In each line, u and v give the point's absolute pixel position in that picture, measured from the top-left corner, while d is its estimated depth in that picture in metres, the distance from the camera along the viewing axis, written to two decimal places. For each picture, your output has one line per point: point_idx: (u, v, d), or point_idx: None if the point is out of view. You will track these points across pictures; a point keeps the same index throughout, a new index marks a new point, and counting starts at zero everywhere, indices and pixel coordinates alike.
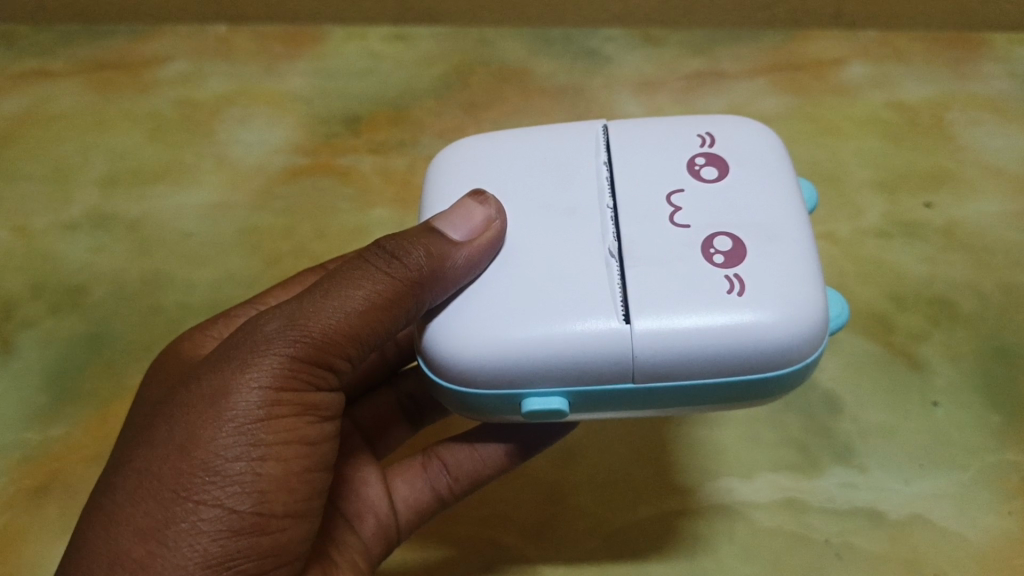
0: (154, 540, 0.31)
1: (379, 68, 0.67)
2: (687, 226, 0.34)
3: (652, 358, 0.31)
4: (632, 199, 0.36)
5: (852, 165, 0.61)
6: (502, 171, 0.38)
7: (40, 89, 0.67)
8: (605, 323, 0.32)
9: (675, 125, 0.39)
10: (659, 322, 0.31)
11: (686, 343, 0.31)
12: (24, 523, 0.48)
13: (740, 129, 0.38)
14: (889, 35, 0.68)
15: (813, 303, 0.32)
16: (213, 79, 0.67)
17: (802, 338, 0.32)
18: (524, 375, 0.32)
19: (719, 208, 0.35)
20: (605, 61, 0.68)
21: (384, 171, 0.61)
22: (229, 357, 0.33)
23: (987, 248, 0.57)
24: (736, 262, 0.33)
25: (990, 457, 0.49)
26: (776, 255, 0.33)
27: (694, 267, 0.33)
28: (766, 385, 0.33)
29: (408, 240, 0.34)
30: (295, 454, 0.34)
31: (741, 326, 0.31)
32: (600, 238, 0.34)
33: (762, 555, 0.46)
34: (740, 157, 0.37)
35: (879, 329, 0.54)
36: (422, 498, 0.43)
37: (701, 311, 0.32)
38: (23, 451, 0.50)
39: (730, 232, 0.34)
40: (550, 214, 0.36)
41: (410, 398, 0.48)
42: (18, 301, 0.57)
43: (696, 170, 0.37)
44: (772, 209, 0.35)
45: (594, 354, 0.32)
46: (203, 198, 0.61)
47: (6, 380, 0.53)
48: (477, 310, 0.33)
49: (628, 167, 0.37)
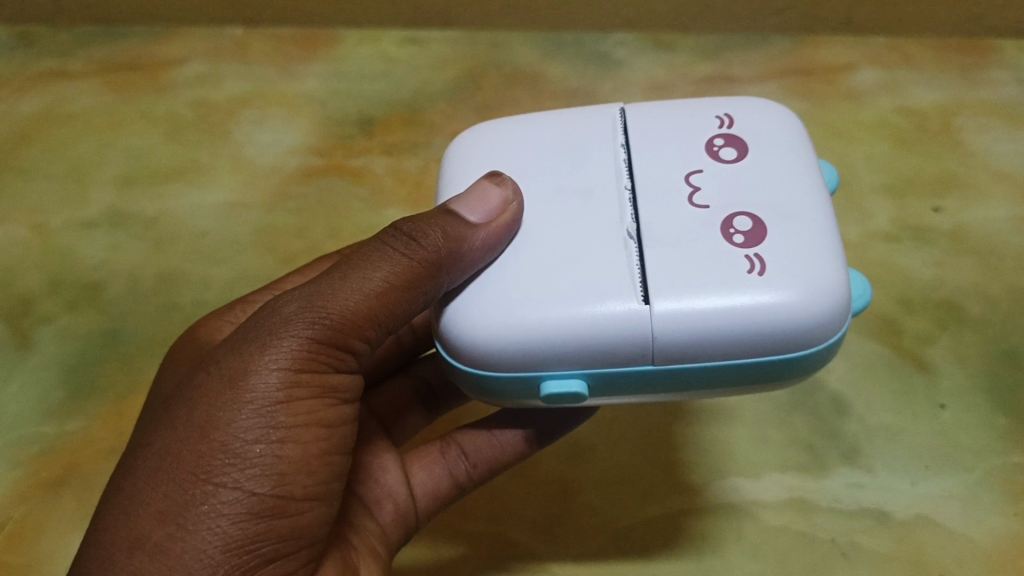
0: (174, 523, 0.31)
1: (393, 70, 0.68)
2: (706, 206, 0.35)
3: (671, 340, 0.32)
4: (651, 182, 0.36)
5: (861, 170, 0.62)
6: (520, 154, 0.39)
7: (59, 89, 0.68)
8: (626, 304, 0.32)
9: (693, 107, 0.39)
10: (679, 303, 0.32)
11: (705, 324, 0.32)
12: (42, 515, 0.48)
13: (759, 111, 0.39)
14: (898, 41, 0.68)
15: (833, 282, 0.33)
16: (229, 80, 0.68)
17: (821, 320, 0.32)
18: (545, 355, 0.32)
19: (738, 188, 0.36)
20: (617, 65, 0.68)
21: (396, 172, 0.62)
22: (248, 341, 0.34)
23: (994, 252, 0.57)
24: (756, 241, 0.33)
25: (995, 458, 0.49)
26: (796, 235, 0.34)
27: (715, 248, 0.33)
28: (786, 367, 0.33)
29: (425, 222, 0.35)
30: (314, 437, 0.34)
31: (763, 306, 0.32)
32: (619, 220, 0.35)
33: (769, 553, 0.46)
34: (758, 138, 0.37)
35: (887, 332, 0.54)
36: (441, 484, 0.43)
37: (720, 292, 0.32)
38: (40, 445, 0.51)
39: (749, 212, 0.35)
40: (569, 196, 0.36)
41: (427, 384, 0.48)
42: (36, 298, 0.57)
43: (714, 151, 0.37)
44: (792, 188, 0.35)
45: (615, 333, 0.32)
46: (219, 197, 0.62)
47: (24, 375, 0.54)
48: (498, 292, 0.34)
49: (646, 150, 0.38)
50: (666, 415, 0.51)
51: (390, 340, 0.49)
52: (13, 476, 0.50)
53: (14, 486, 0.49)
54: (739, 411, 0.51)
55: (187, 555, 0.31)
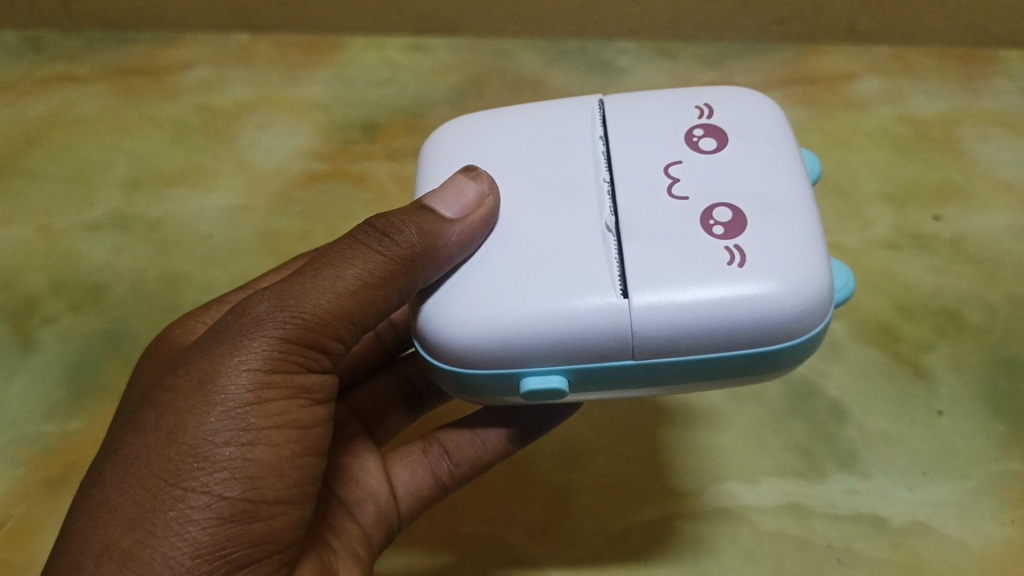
0: (143, 530, 0.32)
1: (397, 77, 0.69)
2: (685, 198, 0.35)
3: (650, 335, 0.32)
4: (630, 174, 0.37)
5: (862, 178, 0.62)
6: (498, 147, 0.39)
7: (66, 93, 0.69)
8: (604, 299, 0.32)
9: (673, 98, 0.40)
10: (658, 297, 0.32)
11: (686, 317, 0.32)
12: (41, 513, 0.49)
13: (739, 100, 0.39)
14: (901, 50, 0.69)
15: (815, 273, 0.33)
16: (235, 85, 0.69)
17: (800, 316, 0.32)
18: (526, 349, 0.33)
19: (716, 179, 0.36)
20: (619, 73, 0.69)
21: (398, 177, 0.62)
22: (220, 341, 0.34)
23: (995, 261, 0.57)
24: (736, 234, 0.34)
25: (993, 465, 0.49)
26: (774, 226, 0.34)
27: (696, 241, 0.34)
28: (769, 359, 0.33)
29: (400, 218, 0.35)
30: (286, 438, 0.34)
31: (743, 298, 0.32)
32: (597, 213, 0.35)
33: (764, 557, 0.46)
34: (738, 128, 0.38)
35: (886, 338, 0.54)
36: (423, 485, 0.44)
37: (698, 286, 0.32)
38: (41, 443, 0.51)
39: (729, 204, 0.35)
40: (548, 189, 0.37)
41: (409, 382, 0.49)
42: (40, 298, 0.58)
43: (694, 142, 0.38)
44: (771, 179, 0.36)
45: (593, 326, 0.32)
46: (222, 200, 0.62)
47: (27, 374, 0.54)
48: (477, 285, 0.34)
49: (625, 142, 0.38)
50: (655, 416, 0.52)
51: (369, 338, 0.49)
52: (13, 473, 0.50)
53: (14, 483, 0.50)
54: (729, 415, 0.52)
55: (155, 562, 0.31)
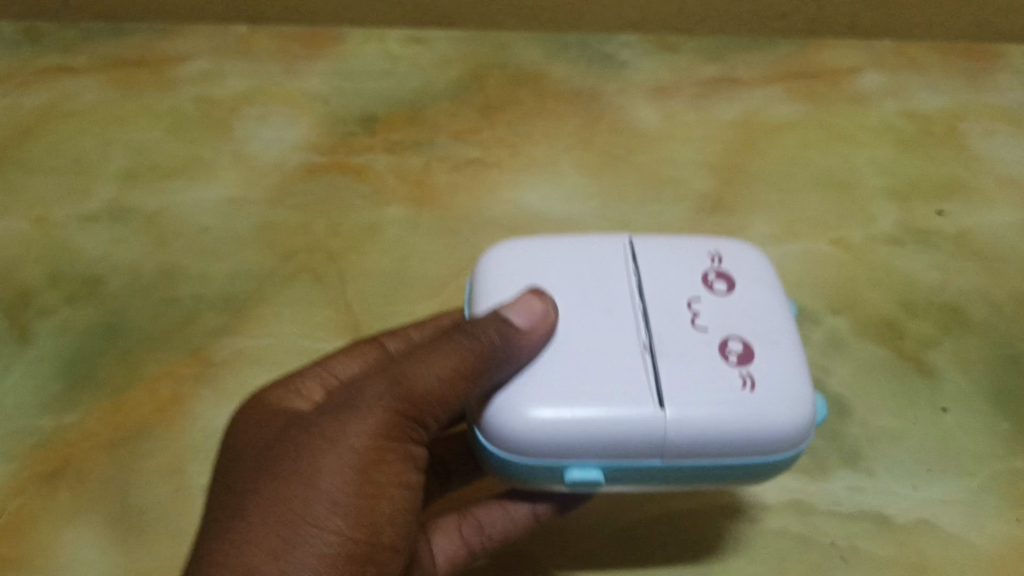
0: (281, 562, 0.35)
1: (396, 69, 0.68)
2: (704, 329, 0.40)
3: (682, 441, 0.36)
4: (659, 303, 0.40)
5: (865, 171, 0.62)
6: (540, 264, 0.42)
7: (64, 84, 0.68)
8: (648, 410, 0.36)
9: (686, 242, 0.44)
10: (688, 411, 0.36)
11: (710, 432, 0.36)
12: (37, 508, 0.48)
13: (740, 251, 0.44)
14: (904, 45, 0.69)
15: (805, 402, 0.38)
16: (234, 77, 0.68)
17: (792, 437, 0.37)
18: (576, 446, 0.36)
19: (732, 315, 0.40)
20: (622, 67, 0.68)
21: (399, 171, 0.62)
22: (342, 407, 0.38)
23: (998, 256, 0.57)
24: (747, 362, 0.38)
25: (999, 463, 0.49)
26: (777, 357, 0.39)
27: (716, 367, 0.38)
28: (761, 470, 0.38)
29: (483, 321, 0.38)
30: (399, 494, 0.39)
31: (756, 417, 0.37)
32: (635, 335, 0.39)
33: (767, 556, 0.46)
34: (743, 275, 0.42)
35: (890, 334, 0.54)
36: (458, 553, 0.44)
37: (722, 403, 0.37)
38: (37, 437, 0.50)
39: (740, 337, 0.39)
40: (590, 309, 0.40)
41: (440, 460, 0.47)
42: (36, 290, 0.57)
43: (709, 283, 0.42)
44: (772, 321, 0.40)
45: (634, 432, 0.36)
46: (222, 192, 0.62)
47: (22, 367, 0.53)
48: (535, 383, 0.37)
49: (652, 276, 0.42)
50: None
51: None
52: (8, 467, 0.49)
53: (10, 478, 0.49)
54: None
55: None
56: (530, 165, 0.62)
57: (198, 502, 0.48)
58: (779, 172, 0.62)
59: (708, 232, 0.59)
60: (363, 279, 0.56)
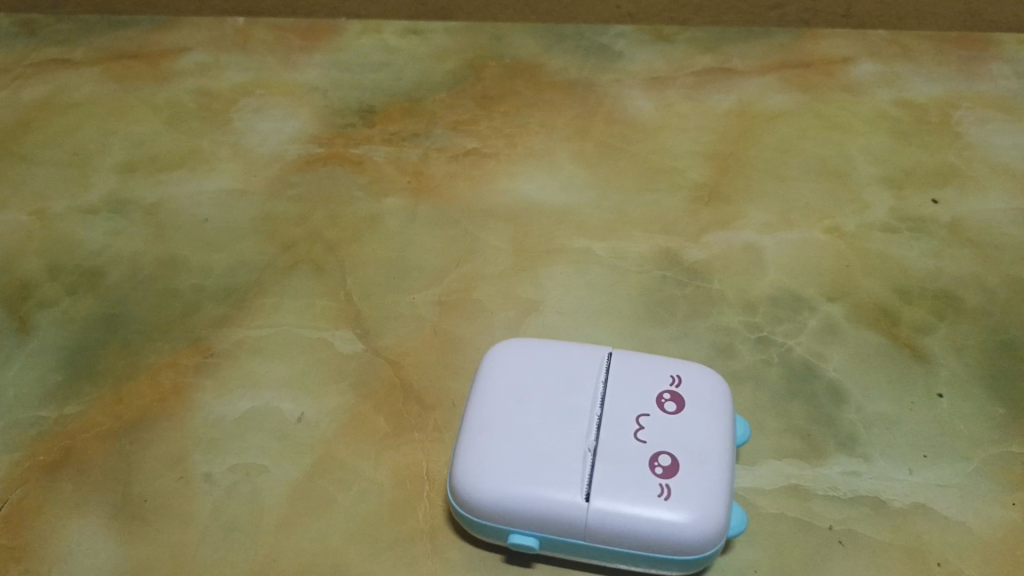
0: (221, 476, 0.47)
1: (393, 60, 0.70)
2: (644, 441, 0.42)
3: (602, 527, 0.40)
4: (614, 412, 0.43)
5: (859, 161, 0.62)
6: (522, 368, 0.45)
7: (63, 77, 0.69)
8: (571, 497, 0.40)
9: (658, 360, 0.46)
10: (609, 506, 0.40)
11: (627, 527, 0.40)
12: (41, 498, 0.47)
13: (702, 375, 0.45)
14: (899, 35, 0.70)
15: (713, 516, 0.40)
16: (231, 70, 0.69)
17: (697, 541, 0.40)
18: (511, 518, 0.41)
19: (674, 436, 0.42)
20: (617, 56, 0.70)
21: (396, 161, 0.62)
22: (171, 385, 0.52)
23: (992, 243, 0.58)
24: (671, 475, 0.41)
25: (994, 448, 0.49)
26: (700, 483, 0.41)
27: (641, 475, 0.41)
28: (683, 564, 0.41)
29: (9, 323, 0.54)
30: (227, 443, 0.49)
31: (663, 525, 0.40)
32: (584, 437, 0.42)
33: (765, 539, 0.46)
34: (697, 403, 0.44)
35: (884, 321, 0.54)
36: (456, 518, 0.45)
37: (637, 504, 0.40)
38: (39, 429, 0.49)
39: (672, 453, 0.42)
40: (551, 411, 0.43)
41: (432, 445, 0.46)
42: (36, 282, 0.56)
43: (662, 401, 0.44)
44: (709, 442, 0.43)
45: (559, 518, 0.40)
46: (221, 183, 0.62)
47: (24, 359, 0.52)
48: (485, 462, 0.42)
49: (616, 384, 0.45)
50: None
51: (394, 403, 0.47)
52: (10, 458, 0.48)
53: (13, 468, 0.48)
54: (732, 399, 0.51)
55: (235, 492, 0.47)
56: (527, 156, 0.63)
57: (200, 492, 0.47)
58: (775, 161, 0.62)
59: (705, 222, 0.59)
60: (362, 269, 0.56)
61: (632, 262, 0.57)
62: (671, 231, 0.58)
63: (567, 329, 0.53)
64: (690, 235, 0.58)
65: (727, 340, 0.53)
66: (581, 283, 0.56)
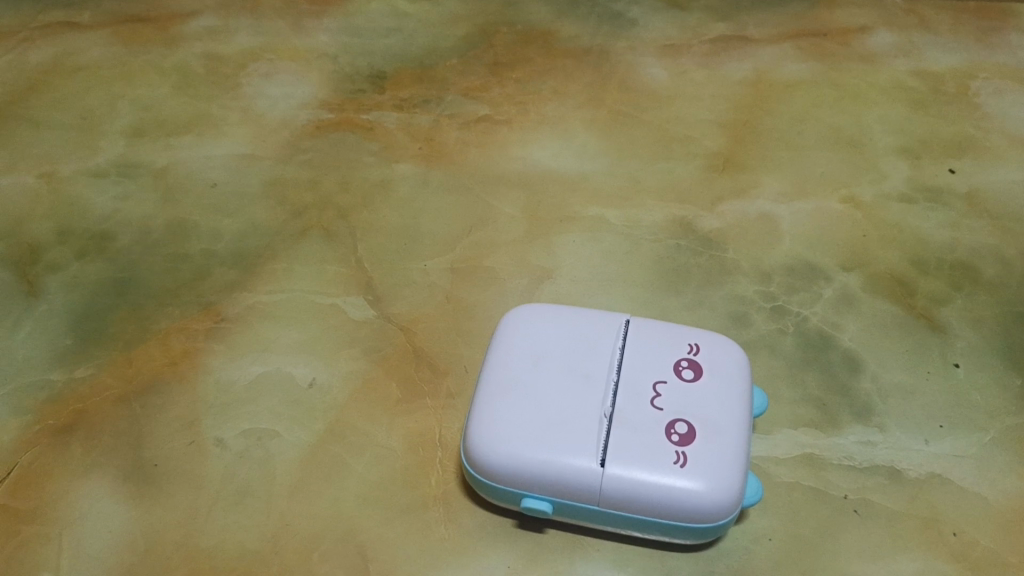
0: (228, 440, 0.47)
1: (404, 26, 0.69)
2: (660, 409, 0.42)
3: (616, 492, 0.39)
4: (630, 379, 0.43)
5: (875, 131, 0.62)
6: (537, 333, 0.45)
7: (71, 40, 0.68)
8: (585, 462, 0.40)
9: (676, 328, 0.46)
10: (624, 471, 0.39)
11: (642, 493, 0.39)
12: (50, 462, 0.46)
13: (720, 344, 0.45)
14: (915, 5, 0.70)
15: (729, 485, 0.40)
16: (240, 35, 0.69)
17: (713, 509, 0.39)
18: (524, 481, 0.41)
19: (690, 404, 0.42)
20: (631, 24, 0.69)
21: (408, 128, 0.62)
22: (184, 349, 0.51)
23: (1010, 214, 0.57)
24: (687, 442, 0.40)
25: (1011, 419, 0.48)
26: (716, 451, 0.40)
27: (656, 442, 0.40)
28: (698, 532, 0.40)
29: None
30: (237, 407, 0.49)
31: (677, 492, 0.39)
32: (600, 404, 0.42)
33: (780, 508, 0.45)
34: (715, 371, 0.44)
35: (900, 291, 0.54)
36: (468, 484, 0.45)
37: (651, 470, 0.39)
38: (49, 393, 0.49)
39: (688, 421, 0.41)
40: (568, 377, 0.43)
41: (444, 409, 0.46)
42: (44, 245, 0.56)
43: (679, 368, 0.44)
44: (725, 411, 0.42)
45: (573, 483, 0.40)
46: (231, 148, 0.61)
47: (33, 323, 0.52)
48: (501, 426, 0.41)
49: (633, 351, 0.44)
50: None
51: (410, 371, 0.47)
52: (20, 421, 0.47)
53: (21, 431, 0.47)
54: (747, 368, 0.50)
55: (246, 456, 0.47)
56: (540, 123, 0.62)
57: (211, 455, 0.46)
58: (790, 131, 0.62)
59: (720, 190, 0.58)
60: (373, 236, 0.56)
61: (646, 230, 0.56)
62: (686, 199, 0.58)
63: (581, 295, 0.53)
64: (705, 205, 0.57)
65: (742, 308, 0.53)
66: (594, 251, 0.55)
